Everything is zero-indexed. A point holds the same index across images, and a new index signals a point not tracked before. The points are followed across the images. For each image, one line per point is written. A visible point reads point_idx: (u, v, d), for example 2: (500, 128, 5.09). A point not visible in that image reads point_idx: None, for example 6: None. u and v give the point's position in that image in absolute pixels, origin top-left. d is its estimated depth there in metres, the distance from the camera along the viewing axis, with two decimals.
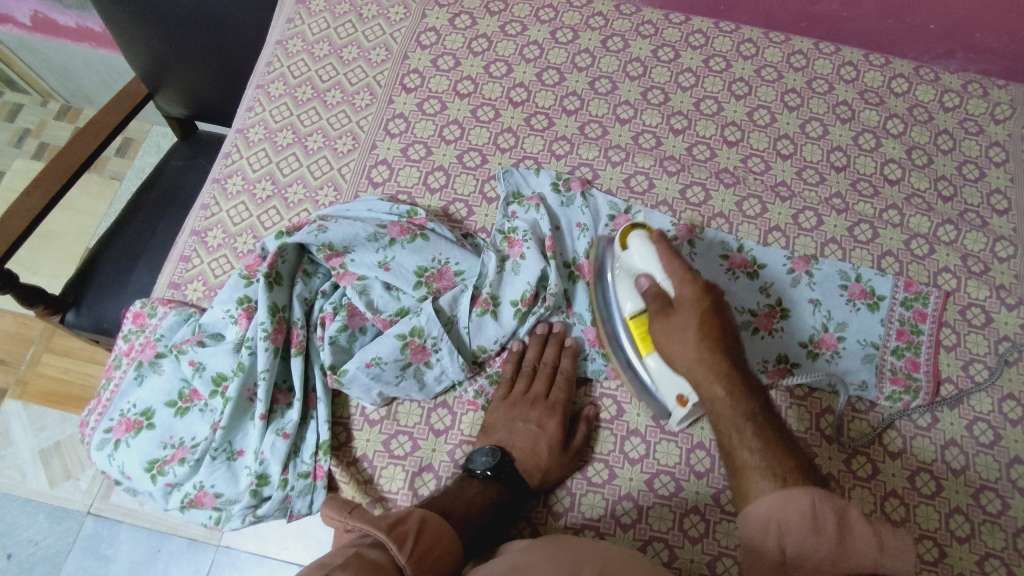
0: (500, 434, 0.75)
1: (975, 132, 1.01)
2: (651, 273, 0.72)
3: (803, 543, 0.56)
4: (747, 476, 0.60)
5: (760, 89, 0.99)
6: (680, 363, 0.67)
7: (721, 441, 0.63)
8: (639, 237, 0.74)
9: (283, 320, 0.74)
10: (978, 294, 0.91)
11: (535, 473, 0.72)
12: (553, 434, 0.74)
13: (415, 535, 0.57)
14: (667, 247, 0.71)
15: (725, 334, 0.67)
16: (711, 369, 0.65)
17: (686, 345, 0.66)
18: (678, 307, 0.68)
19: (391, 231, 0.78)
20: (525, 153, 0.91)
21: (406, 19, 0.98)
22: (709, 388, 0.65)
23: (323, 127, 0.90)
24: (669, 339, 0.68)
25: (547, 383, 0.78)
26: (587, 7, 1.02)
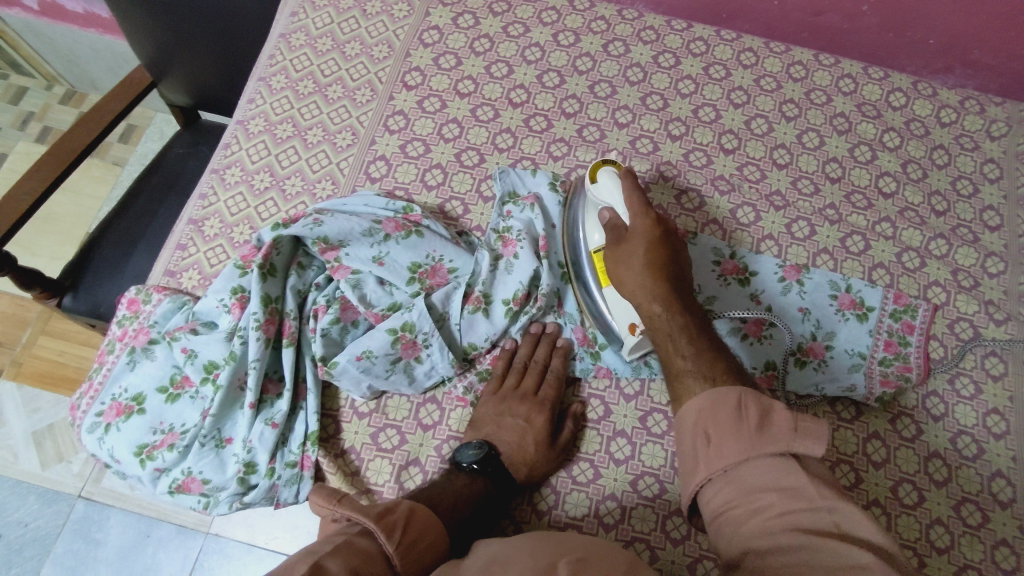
0: (487, 428, 0.75)
1: (970, 148, 1.02)
2: (614, 206, 0.75)
3: (722, 433, 0.55)
4: (681, 380, 0.62)
5: (758, 98, 1.00)
6: (627, 287, 0.71)
7: (662, 355, 0.67)
8: (607, 171, 0.77)
9: (276, 310, 0.75)
10: (967, 309, 0.92)
11: (520, 468, 0.73)
12: (540, 430, 0.74)
13: (404, 526, 0.57)
14: (633, 181, 0.74)
15: (673, 264, 0.71)
16: (653, 291, 0.69)
17: (633, 272, 0.71)
18: (632, 235, 0.72)
19: (386, 227, 0.79)
20: (523, 153, 0.92)
21: (409, 17, 0.98)
22: (650, 307, 0.69)
23: (323, 121, 0.90)
24: (619, 266, 0.72)
25: (537, 380, 0.78)
26: (590, 11, 1.03)
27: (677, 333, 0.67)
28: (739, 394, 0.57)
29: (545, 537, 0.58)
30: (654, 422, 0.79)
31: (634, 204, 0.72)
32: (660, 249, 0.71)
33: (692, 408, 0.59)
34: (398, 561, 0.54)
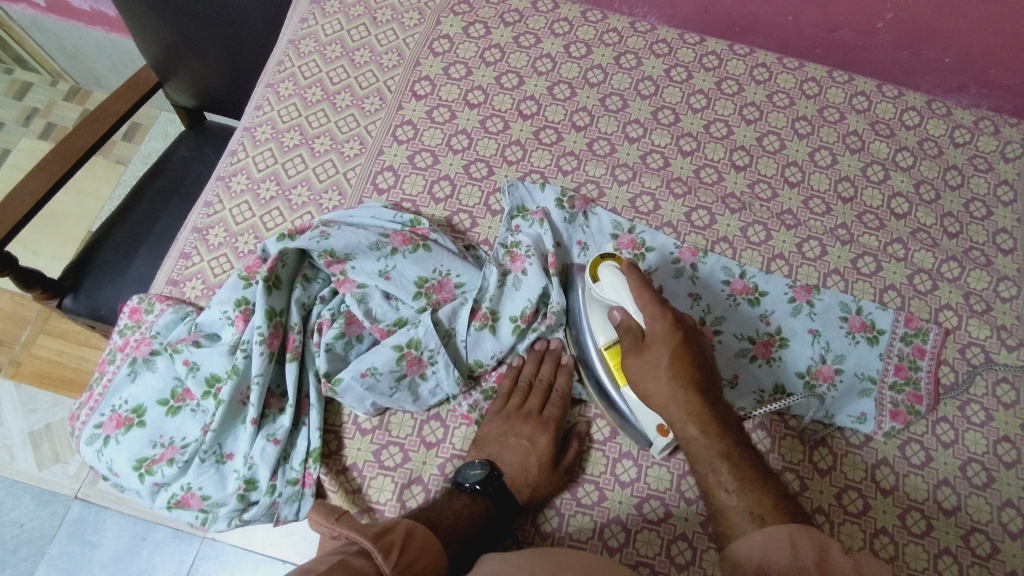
0: (490, 448, 0.74)
1: (984, 170, 1.01)
2: (623, 305, 0.72)
3: (785, 574, 0.54)
4: (727, 517, 0.61)
5: (771, 114, 0.99)
6: (655, 400, 0.68)
7: (701, 482, 0.65)
8: (610, 268, 0.74)
9: (280, 324, 0.74)
10: (979, 333, 0.90)
11: (524, 488, 0.71)
12: (545, 451, 0.73)
13: (402, 546, 0.56)
14: (641, 279, 0.71)
15: (699, 368, 0.67)
16: (686, 406, 0.65)
17: (660, 383, 0.67)
18: (649, 342, 0.68)
19: (393, 240, 0.78)
20: (532, 166, 0.91)
21: (420, 25, 0.97)
22: (684, 428, 0.66)
23: (331, 130, 0.89)
24: (643, 377, 0.69)
25: (542, 399, 0.77)
26: (602, 22, 1.02)
27: (717, 458, 0.64)
28: (791, 529, 0.57)
29: (542, 551, 0.58)
30: None
31: (647, 308, 0.69)
32: (682, 350, 0.67)
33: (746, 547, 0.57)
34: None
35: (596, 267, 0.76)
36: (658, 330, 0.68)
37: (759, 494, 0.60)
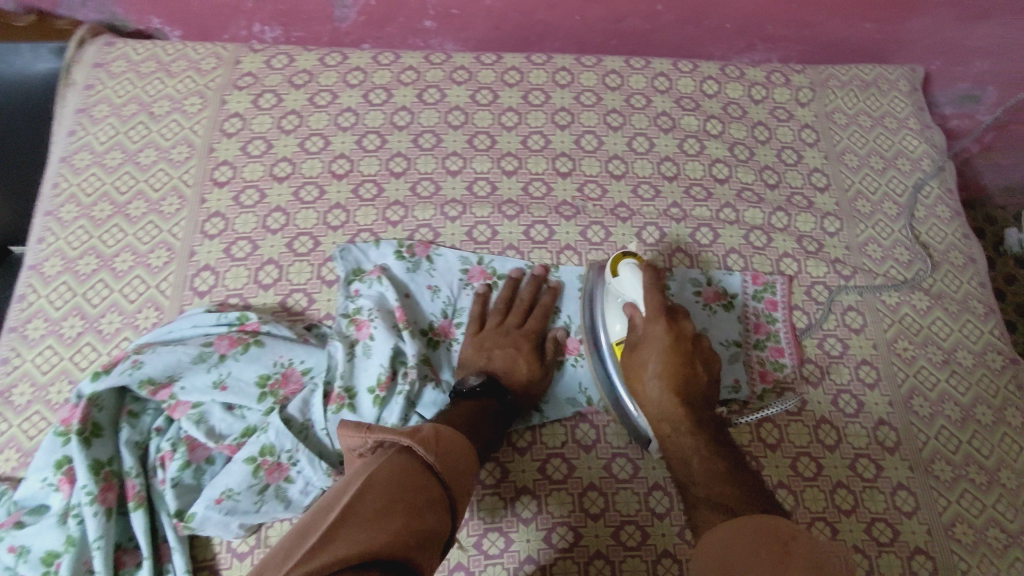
0: (479, 360, 0.81)
1: (786, 119, 1.07)
2: (637, 302, 0.76)
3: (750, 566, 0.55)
4: (697, 510, 0.66)
5: (582, 115, 1.01)
6: (638, 392, 0.74)
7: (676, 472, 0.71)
8: (628, 266, 0.77)
9: (112, 474, 0.67)
10: (819, 272, 0.96)
11: (518, 384, 0.80)
12: (530, 357, 0.81)
13: (437, 438, 0.58)
14: (655, 281, 0.75)
15: (684, 371, 0.72)
16: (665, 403, 0.72)
17: (645, 380, 0.73)
18: (645, 340, 0.74)
19: (219, 346, 0.73)
20: (359, 226, 0.87)
21: (203, 109, 0.92)
22: (658, 425, 0.72)
23: (130, 244, 0.83)
24: (634, 370, 0.74)
25: (520, 318, 0.85)
26: (396, 62, 1.00)
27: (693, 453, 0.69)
28: (762, 525, 0.58)
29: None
30: (553, 469, 0.80)
31: (652, 305, 0.74)
32: (674, 355, 0.72)
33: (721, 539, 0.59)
34: (439, 471, 0.56)
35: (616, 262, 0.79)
36: (655, 331, 0.73)
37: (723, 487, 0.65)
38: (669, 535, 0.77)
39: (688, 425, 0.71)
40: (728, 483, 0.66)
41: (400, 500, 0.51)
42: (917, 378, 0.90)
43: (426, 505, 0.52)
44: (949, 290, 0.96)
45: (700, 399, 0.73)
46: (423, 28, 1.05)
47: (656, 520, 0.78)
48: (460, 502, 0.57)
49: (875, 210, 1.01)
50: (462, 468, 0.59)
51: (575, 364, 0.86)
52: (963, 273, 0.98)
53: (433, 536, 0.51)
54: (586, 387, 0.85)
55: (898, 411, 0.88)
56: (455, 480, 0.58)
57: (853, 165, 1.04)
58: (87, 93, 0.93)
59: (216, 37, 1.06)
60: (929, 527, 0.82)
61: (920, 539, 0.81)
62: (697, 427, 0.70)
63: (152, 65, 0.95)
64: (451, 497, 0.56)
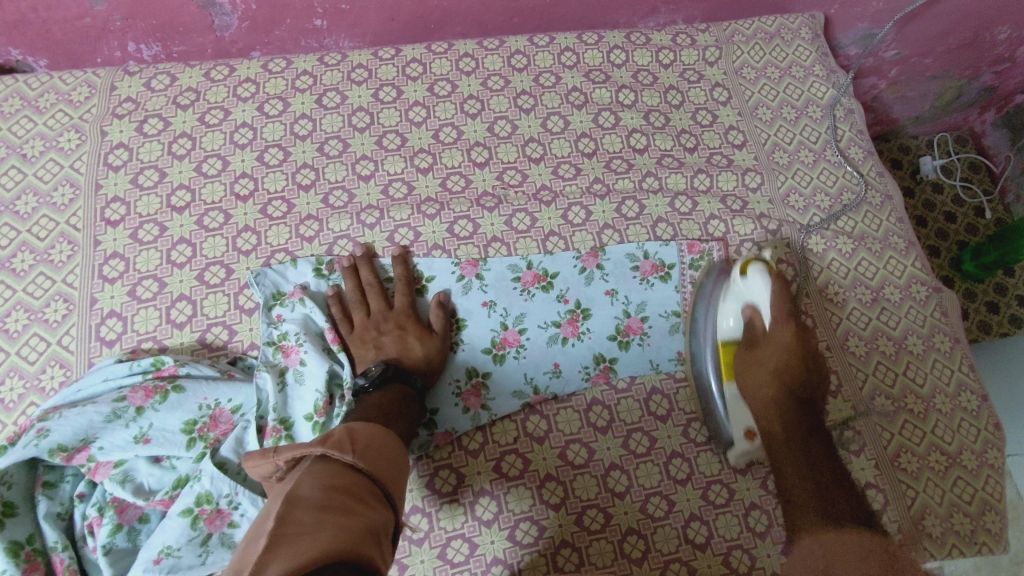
0: (368, 354, 0.78)
1: (696, 80, 1.07)
2: (759, 306, 0.78)
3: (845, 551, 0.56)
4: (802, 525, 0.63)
5: (492, 101, 0.98)
6: (750, 387, 0.76)
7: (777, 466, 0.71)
8: (759, 267, 0.79)
9: (35, 552, 0.62)
10: (746, 230, 0.95)
11: (418, 362, 0.78)
12: (417, 330, 0.79)
13: (351, 439, 0.56)
14: (782, 285, 0.77)
15: (803, 375, 0.74)
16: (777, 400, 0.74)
17: (758, 379, 0.76)
18: (769, 339, 0.76)
19: (134, 399, 0.68)
20: (272, 247, 0.83)
21: (83, 144, 0.86)
22: (767, 421, 0.74)
23: (22, 300, 0.77)
24: (749, 370, 0.77)
25: (384, 297, 0.81)
26: (290, 68, 0.95)
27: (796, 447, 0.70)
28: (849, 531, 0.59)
29: None
30: (509, 465, 0.79)
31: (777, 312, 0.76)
32: (797, 356, 0.75)
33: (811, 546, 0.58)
34: (364, 467, 0.54)
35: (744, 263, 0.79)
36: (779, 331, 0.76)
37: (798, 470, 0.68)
38: (630, 512, 0.77)
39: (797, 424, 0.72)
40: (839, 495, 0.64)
41: (331, 500, 0.49)
42: (850, 320, 0.92)
43: (359, 500, 0.51)
44: (870, 230, 0.99)
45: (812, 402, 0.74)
46: (314, 27, 1.00)
47: (617, 500, 0.78)
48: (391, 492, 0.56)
49: (792, 160, 1.02)
50: (385, 461, 0.58)
51: (517, 357, 0.84)
52: (882, 211, 1.00)
53: (376, 528, 0.50)
54: (531, 376, 0.83)
55: (836, 354, 0.90)
56: (382, 473, 0.56)
57: (766, 118, 1.05)
58: None
59: (89, 62, 0.99)
60: (876, 462, 0.84)
61: (869, 475, 0.84)
62: (807, 428, 0.71)
63: (17, 102, 0.88)
64: (383, 489, 0.56)
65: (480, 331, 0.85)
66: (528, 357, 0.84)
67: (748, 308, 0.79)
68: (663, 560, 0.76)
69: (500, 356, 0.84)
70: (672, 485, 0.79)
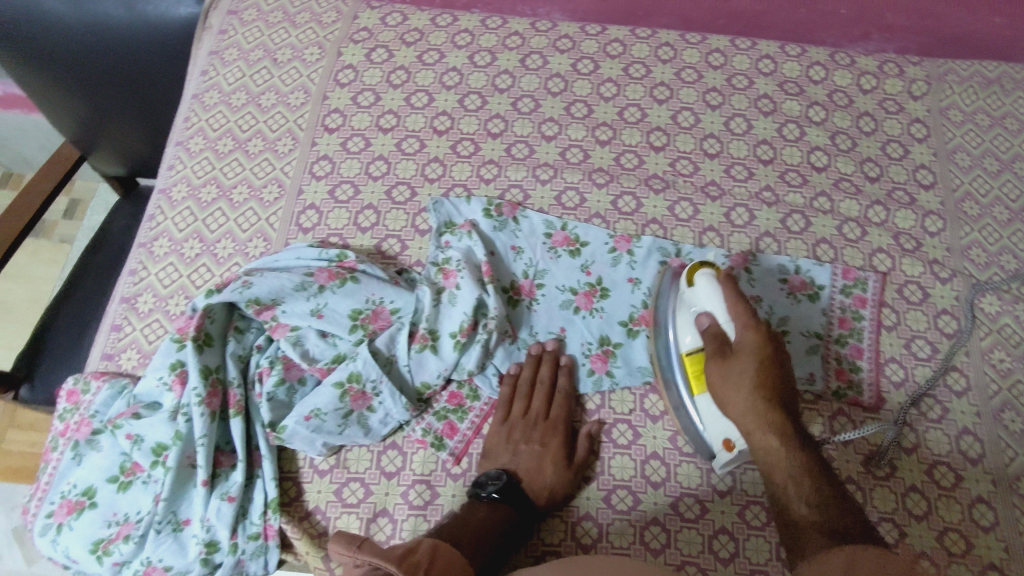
0: (503, 456, 0.76)
1: (895, 111, 1.03)
2: (712, 312, 0.73)
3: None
4: (803, 526, 0.63)
5: (681, 91, 1.01)
6: (731, 408, 0.69)
7: (769, 483, 0.67)
8: (705, 277, 0.74)
9: (218, 381, 0.73)
10: (914, 271, 0.92)
11: (541, 490, 0.74)
12: (556, 454, 0.76)
13: (427, 566, 0.56)
14: (734, 290, 0.71)
15: (782, 380, 0.68)
16: (765, 415, 0.66)
17: (738, 391, 0.68)
18: (737, 348, 0.69)
19: (319, 277, 0.78)
20: (454, 181, 0.91)
21: (321, 59, 0.98)
22: (764, 438, 0.66)
23: (247, 177, 0.90)
24: (722, 383, 0.70)
25: (547, 401, 0.80)
26: (503, 27, 1.03)
27: (799, 472, 0.65)
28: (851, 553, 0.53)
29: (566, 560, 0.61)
30: (619, 433, 0.80)
31: (739, 317, 0.70)
32: (770, 366, 0.68)
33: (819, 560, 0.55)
34: None
35: (692, 272, 0.76)
36: (747, 337, 0.69)
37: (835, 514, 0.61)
38: (727, 513, 0.76)
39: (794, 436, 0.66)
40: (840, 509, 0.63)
41: None
42: (1011, 392, 0.85)
43: None
44: None
45: (794, 406, 0.68)
46: None
47: (716, 497, 0.77)
48: None
49: (983, 213, 0.96)
50: None
51: None
52: None
53: None
54: None
55: (985, 423, 0.84)
56: None
57: (964, 165, 0.99)
58: (221, 38, 1.01)
59: None
60: (1008, 546, 0.77)
61: (997, 557, 0.76)
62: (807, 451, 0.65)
63: (280, 15, 1.02)
64: None
65: (621, 304, 0.86)
66: None
67: (697, 318, 0.74)
68: (750, 569, 0.73)
69: (634, 331, 0.85)
70: None
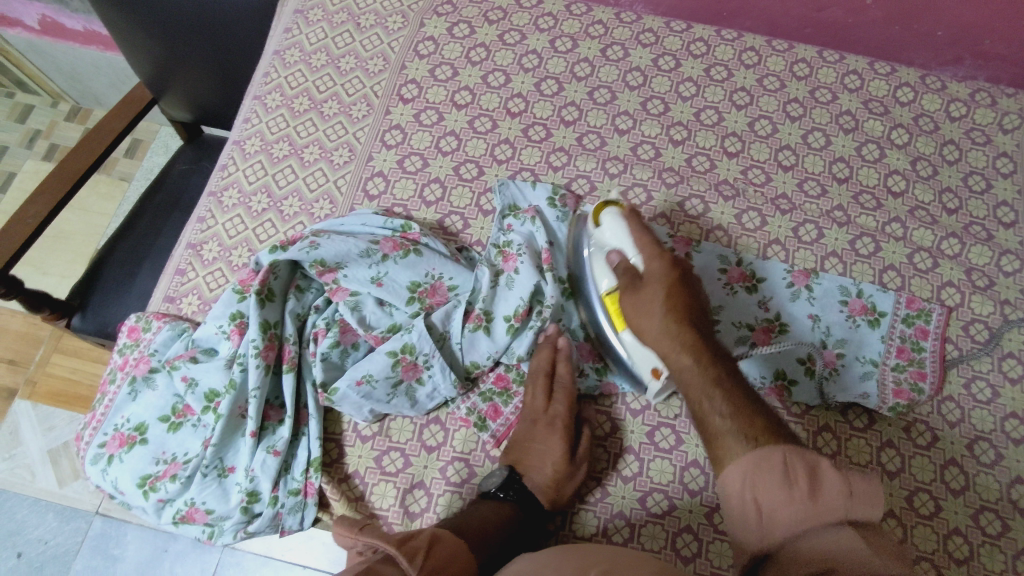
0: (513, 453, 0.75)
1: (982, 143, 0.99)
2: (622, 248, 0.73)
3: (779, 508, 0.51)
4: (721, 440, 0.57)
5: (762, 99, 0.98)
6: (647, 334, 0.67)
7: (692, 410, 0.61)
8: (611, 214, 0.75)
9: (275, 336, 0.74)
10: (982, 310, 0.89)
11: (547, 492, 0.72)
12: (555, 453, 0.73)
13: (426, 551, 0.56)
14: (638, 224, 0.72)
15: (693, 303, 0.67)
16: (679, 336, 0.64)
17: (652, 316, 0.66)
18: (647, 277, 0.69)
19: (384, 246, 0.79)
20: (522, 164, 0.90)
21: (403, 28, 0.98)
22: (676, 356, 0.64)
23: (319, 138, 0.90)
24: (638, 312, 0.68)
25: (547, 396, 0.76)
26: (587, 15, 1.02)
27: (711, 386, 0.60)
28: (755, 468, 0.53)
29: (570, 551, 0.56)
30: (662, 437, 0.78)
31: (646, 249, 0.70)
32: (679, 292, 0.67)
33: (736, 476, 0.54)
34: None
35: (599, 214, 0.77)
36: (655, 267, 0.69)
37: (750, 418, 0.57)
38: None
39: (709, 354, 0.62)
40: (753, 410, 0.58)
41: None
42: None
43: None
44: None
45: (708, 327, 0.66)
46: None
47: None
48: None
49: None
50: None
51: None
52: None
53: None
54: None
55: None
56: None
57: None
58: None
59: None
60: None
61: None
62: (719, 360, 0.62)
63: None
64: None
65: None
66: None
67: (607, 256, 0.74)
68: None
69: None
70: None
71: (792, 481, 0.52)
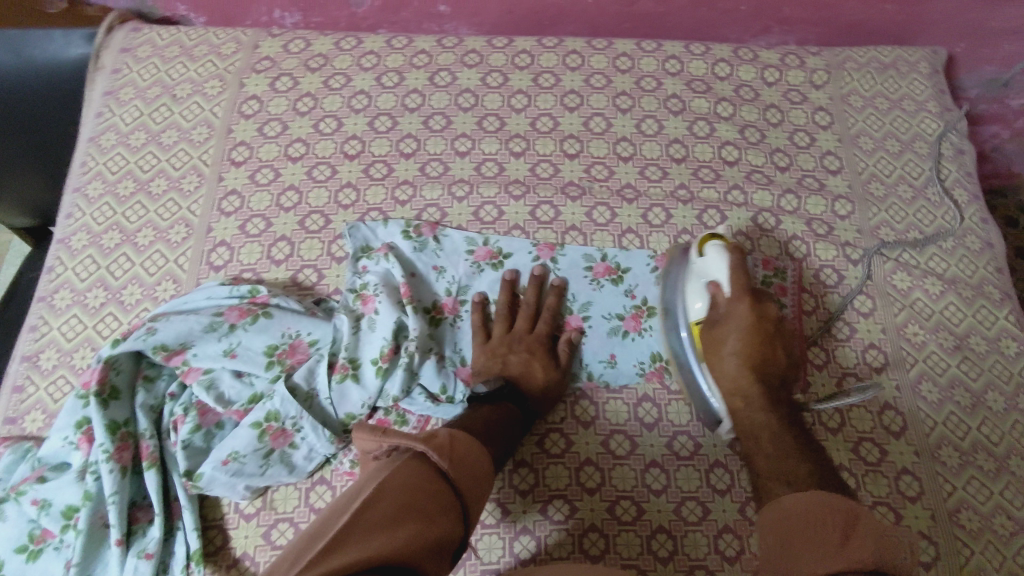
0: (493, 368, 0.81)
1: (799, 101, 1.06)
2: (719, 281, 0.77)
3: (809, 542, 0.56)
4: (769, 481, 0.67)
5: (591, 97, 1.02)
6: (718, 373, 0.75)
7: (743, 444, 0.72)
8: (717, 246, 0.78)
9: (128, 434, 0.71)
10: (827, 255, 0.94)
11: (535, 388, 0.80)
12: (543, 359, 0.82)
13: (450, 445, 0.57)
14: (741, 261, 0.76)
15: (767, 352, 0.74)
16: (741, 380, 0.73)
17: (723, 356, 0.75)
18: (730, 317, 0.75)
19: (229, 316, 0.76)
20: (369, 205, 0.90)
21: (223, 92, 0.96)
22: (730, 397, 0.74)
23: (152, 219, 0.87)
24: (713, 347, 0.76)
25: (529, 321, 0.85)
26: (409, 46, 1.03)
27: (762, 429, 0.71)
28: (802, 506, 0.59)
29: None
30: (552, 443, 0.80)
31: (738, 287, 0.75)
32: (756, 336, 0.73)
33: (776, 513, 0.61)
34: (451, 478, 0.56)
35: (704, 242, 0.80)
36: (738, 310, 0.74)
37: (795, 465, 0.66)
38: (665, 511, 0.76)
39: (762, 401, 0.72)
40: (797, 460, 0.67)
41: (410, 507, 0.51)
42: (926, 363, 0.87)
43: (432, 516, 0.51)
44: (963, 274, 0.93)
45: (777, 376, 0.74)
46: (437, 12, 1.07)
47: (653, 496, 0.77)
48: (471, 512, 0.57)
49: (889, 193, 0.99)
50: (473, 477, 0.58)
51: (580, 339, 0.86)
52: (979, 258, 0.95)
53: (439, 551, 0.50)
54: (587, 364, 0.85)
55: (905, 396, 0.85)
56: (467, 486, 0.57)
57: (867, 147, 1.02)
58: (115, 77, 0.98)
59: (239, 23, 1.10)
60: (932, 512, 0.79)
61: (922, 525, 0.78)
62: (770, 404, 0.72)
63: (176, 50, 1.00)
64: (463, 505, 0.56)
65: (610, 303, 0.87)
66: (589, 343, 0.86)
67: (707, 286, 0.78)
68: (688, 564, 0.74)
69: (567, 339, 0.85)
70: (711, 494, 0.77)
71: (828, 528, 0.56)
